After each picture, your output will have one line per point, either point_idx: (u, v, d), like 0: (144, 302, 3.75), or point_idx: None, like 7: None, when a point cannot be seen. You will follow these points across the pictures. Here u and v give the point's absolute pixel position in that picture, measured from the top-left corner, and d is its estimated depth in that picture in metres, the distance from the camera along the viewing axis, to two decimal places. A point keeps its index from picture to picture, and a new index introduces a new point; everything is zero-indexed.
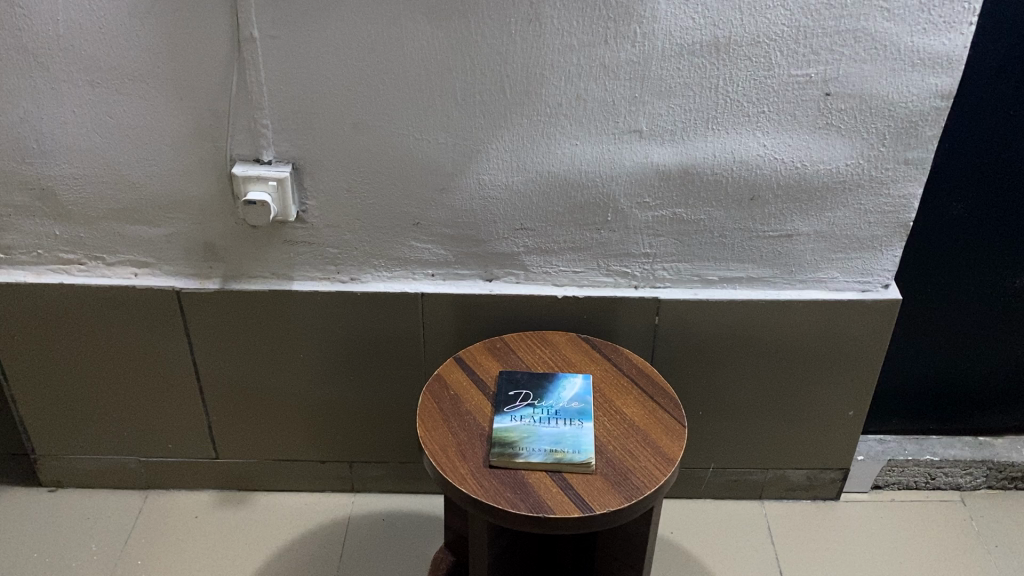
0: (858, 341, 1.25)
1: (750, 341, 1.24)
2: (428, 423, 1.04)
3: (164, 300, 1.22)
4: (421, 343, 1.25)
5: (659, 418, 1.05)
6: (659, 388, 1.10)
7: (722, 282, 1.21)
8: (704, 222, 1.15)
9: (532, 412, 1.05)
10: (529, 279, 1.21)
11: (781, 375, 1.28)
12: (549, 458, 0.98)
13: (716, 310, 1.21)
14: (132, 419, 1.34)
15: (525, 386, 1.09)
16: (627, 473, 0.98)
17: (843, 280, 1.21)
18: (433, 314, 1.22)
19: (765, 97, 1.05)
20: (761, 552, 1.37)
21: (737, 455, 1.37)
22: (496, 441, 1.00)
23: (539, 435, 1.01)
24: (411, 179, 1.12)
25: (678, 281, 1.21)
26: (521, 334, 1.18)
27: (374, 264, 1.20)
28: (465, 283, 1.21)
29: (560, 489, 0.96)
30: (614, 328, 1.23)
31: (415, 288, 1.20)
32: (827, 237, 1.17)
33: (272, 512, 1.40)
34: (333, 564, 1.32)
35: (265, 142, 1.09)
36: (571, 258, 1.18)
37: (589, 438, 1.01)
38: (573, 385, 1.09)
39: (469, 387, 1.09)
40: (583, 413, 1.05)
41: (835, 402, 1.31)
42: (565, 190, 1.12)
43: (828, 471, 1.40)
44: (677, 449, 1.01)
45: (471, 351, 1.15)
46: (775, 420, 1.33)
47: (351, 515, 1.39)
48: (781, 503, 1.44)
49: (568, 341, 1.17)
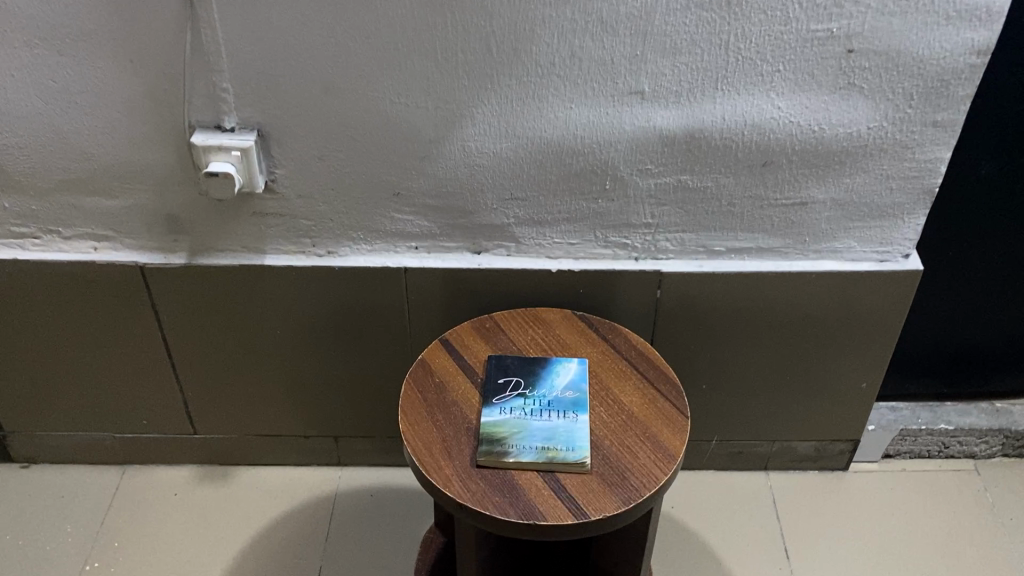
0: (874, 313, 1.16)
1: (759, 314, 1.16)
2: (412, 416, 0.96)
3: (127, 275, 1.13)
4: (406, 318, 1.17)
5: (660, 408, 0.98)
6: (660, 372, 1.02)
7: (730, 253, 1.11)
8: (711, 190, 1.05)
9: (522, 403, 0.97)
10: (521, 252, 1.12)
11: (791, 347, 1.20)
12: (541, 457, 0.91)
13: (722, 283, 1.13)
14: (103, 395, 1.27)
15: (515, 372, 1.01)
16: (624, 472, 0.91)
17: (859, 250, 1.11)
18: (418, 289, 1.13)
19: (780, 54, 0.94)
20: (765, 530, 1.31)
21: (742, 427, 1.31)
22: (484, 439, 0.93)
23: (529, 430, 0.94)
24: (391, 147, 1.02)
25: (682, 252, 1.12)
26: (512, 313, 1.09)
27: (353, 237, 1.10)
28: (452, 256, 1.12)
29: (552, 493, 0.89)
30: (613, 302, 1.15)
31: (397, 263, 1.12)
32: (845, 205, 1.07)
33: (255, 488, 1.34)
34: (319, 546, 1.27)
35: (226, 108, 0.98)
36: (565, 229, 1.09)
37: (584, 433, 0.94)
38: (567, 371, 1.01)
39: (455, 373, 1.01)
40: (578, 404, 0.97)
41: (846, 374, 1.24)
42: (559, 157, 1.02)
43: (837, 443, 1.33)
44: (679, 445, 0.94)
45: (458, 331, 1.07)
46: (782, 392, 1.26)
47: (337, 492, 1.33)
48: (786, 475, 1.38)
49: (562, 319, 1.09)
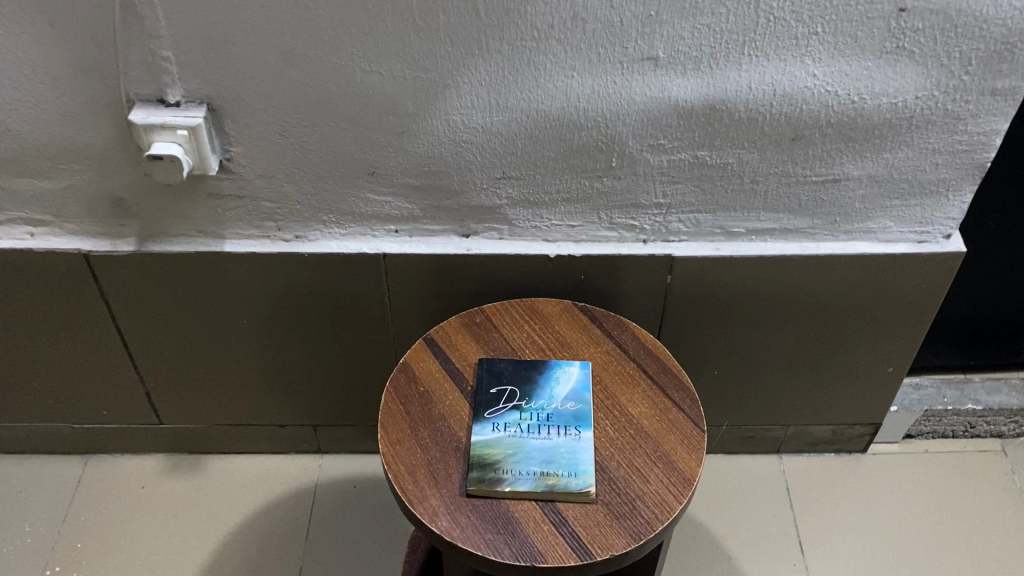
0: (908, 297, 1.05)
1: (780, 299, 1.04)
2: (393, 434, 0.85)
3: (70, 264, 1.00)
4: (387, 306, 1.05)
5: (673, 421, 0.87)
6: (672, 376, 0.91)
7: (750, 234, 0.99)
8: (732, 166, 0.92)
9: (517, 418, 0.86)
10: (514, 236, 0.99)
11: (813, 332, 1.09)
12: (539, 486, 0.81)
13: (741, 268, 1.00)
14: (57, 386, 1.15)
15: (509, 380, 0.89)
16: (633, 500, 0.81)
17: (896, 230, 0.99)
18: (399, 276, 1.01)
19: (820, 14, 0.79)
20: (779, 520, 1.22)
21: (755, 412, 1.20)
22: (475, 463, 0.82)
23: (527, 452, 0.83)
24: (363, 122, 0.88)
25: (696, 234, 0.99)
26: (505, 305, 0.97)
27: (323, 220, 0.97)
28: (437, 240, 0.99)
29: (552, 527, 0.79)
30: (617, 289, 1.03)
31: (375, 249, 0.99)
32: (883, 182, 0.94)
33: (230, 479, 1.24)
34: (299, 545, 1.17)
35: (169, 80, 0.84)
36: (565, 210, 0.96)
37: (587, 455, 0.83)
38: (568, 378, 0.90)
39: (442, 380, 0.90)
40: (580, 419, 0.86)
41: (872, 358, 1.13)
42: (557, 132, 0.89)
43: (857, 426, 1.23)
44: (695, 465, 0.83)
45: (444, 328, 0.95)
46: (801, 376, 1.15)
47: (318, 483, 1.24)
48: (801, 458, 1.29)
49: (562, 312, 0.97)
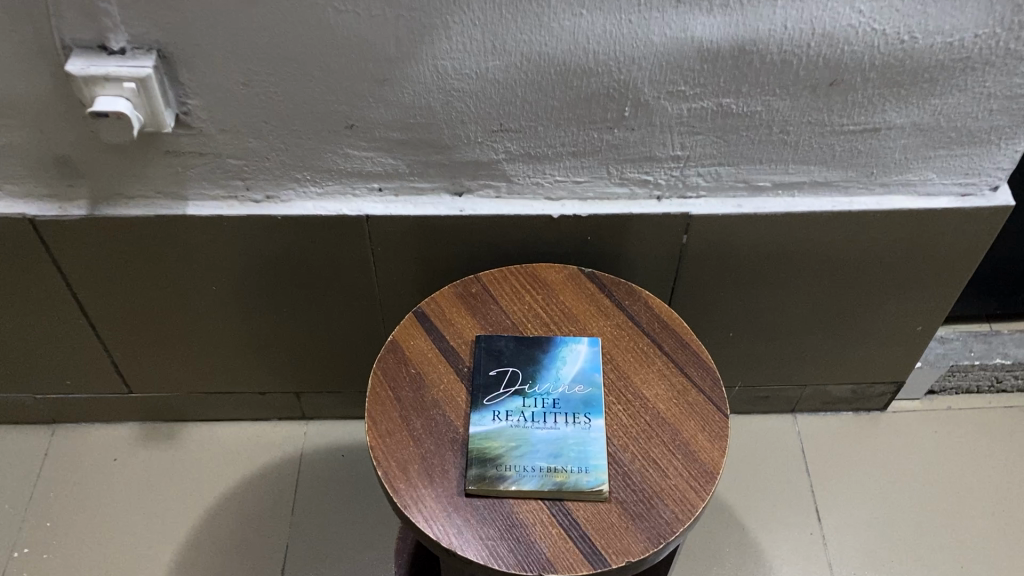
0: (946, 254, 0.95)
1: (805, 257, 0.95)
2: (383, 427, 0.76)
3: (15, 229, 0.89)
4: (372, 271, 0.95)
5: (692, 405, 0.78)
6: (690, 353, 0.82)
7: (777, 188, 0.89)
8: (760, 114, 0.81)
9: (520, 405, 0.78)
10: (513, 193, 0.89)
11: (839, 291, 1.00)
12: (547, 484, 0.72)
13: (764, 225, 0.91)
14: (13, 356, 1.06)
15: (511, 361, 0.80)
16: (650, 497, 0.73)
17: (938, 183, 0.89)
18: (384, 239, 0.91)
19: None
20: (793, 485, 1.15)
21: (771, 372, 1.12)
22: (474, 458, 0.74)
23: (531, 445, 0.75)
24: (339, 70, 0.76)
25: (716, 190, 0.89)
26: (503, 272, 0.88)
27: (297, 178, 0.86)
28: (426, 200, 0.89)
29: (561, 531, 0.70)
30: (627, 250, 0.93)
31: (357, 210, 0.88)
32: (928, 130, 0.83)
33: (209, 449, 1.16)
34: (285, 520, 1.10)
35: (109, 23, 0.72)
36: (570, 165, 0.85)
37: (599, 447, 0.75)
38: (576, 357, 0.81)
39: (434, 361, 0.81)
40: (591, 405, 0.78)
41: (900, 317, 1.04)
42: (563, 79, 0.77)
43: (879, 385, 1.16)
44: (718, 456, 0.75)
45: (436, 300, 0.85)
46: (822, 335, 1.07)
47: (303, 452, 1.16)
48: (816, 418, 1.21)
49: (567, 280, 0.87)
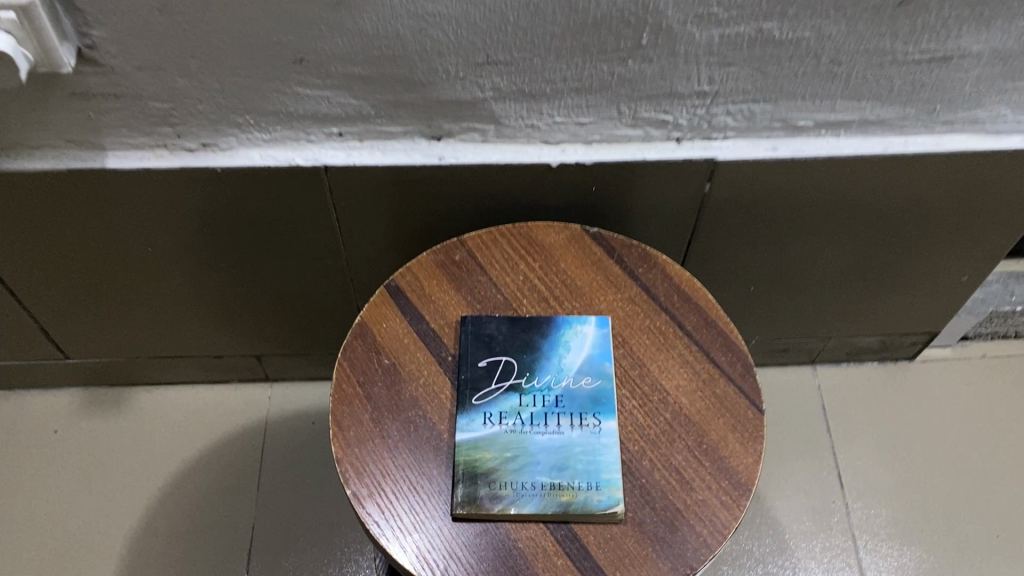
0: (1009, 200, 0.82)
1: (844, 206, 0.81)
2: (351, 433, 0.64)
3: None
4: (336, 226, 0.81)
5: (721, 399, 0.66)
6: (717, 333, 0.69)
7: (819, 128, 0.74)
8: (809, 42, 0.65)
9: (517, 404, 0.65)
10: (502, 136, 0.73)
11: (880, 240, 0.87)
12: (549, 506, 0.61)
13: (801, 171, 0.76)
14: None
15: (504, 350, 0.67)
16: (673, 518, 0.61)
17: (1011, 120, 0.74)
18: (347, 191, 0.76)
19: None
20: (813, 444, 1.04)
21: (791, 322, 1.00)
22: (462, 473, 0.62)
23: (530, 455, 0.63)
24: None
25: (746, 130, 0.74)
26: (493, 233, 0.73)
27: (238, 122, 0.71)
28: (397, 146, 0.73)
29: (568, 562, 0.59)
30: (638, 200, 0.78)
31: (314, 159, 0.73)
32: (1010, 59, 0.68)
33: (162, 416, 1.04)
34: (250, 497, 0.99)
35: None
36: (572, 103, 0.70)
37: (611, 456, 0.63)
38: (582, 342, 0.68)
39: (412, 347, 0.67)
40: (600, 403, 0.65)
41: (944, 266, 0.91)
42: (566, 1, 0.60)
43: (911, 335, 1.04)
44: (752, 463, 0.63)
45: (413, 269, 0.71)
46: (854, 285, 0.94)
47: (269, 419, 1.04)
48: (836, 369, 1.10)
49: (568, 242, 0.73)
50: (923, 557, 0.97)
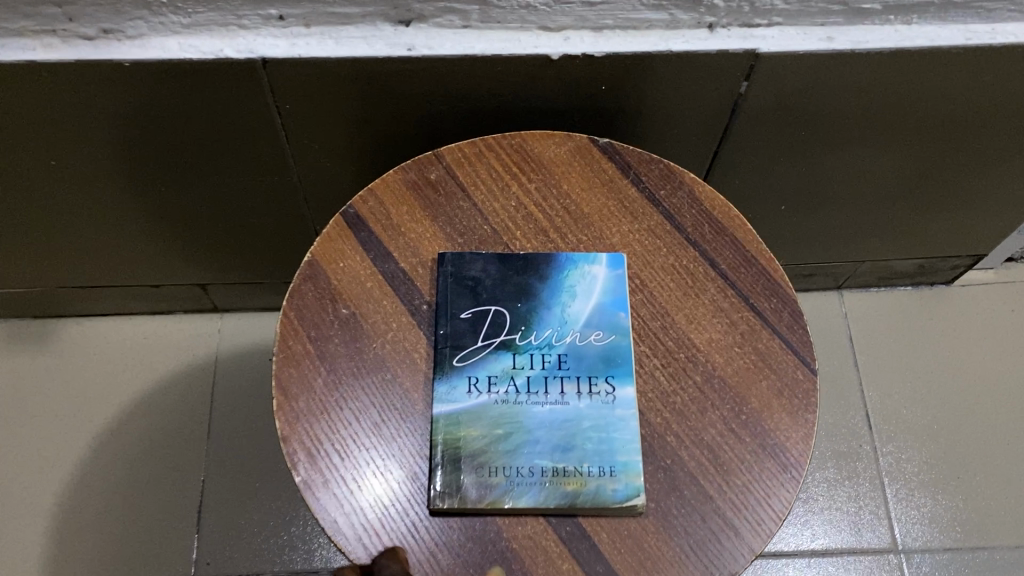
0: None
1: (906, 110, 0.67)
2: (300, 404, 0.50)
3: None
4: (283, 134, 0.65)
5: (763, 356, 0.53)
6: (757, 274, 0.55)
7: (888, 12, 0.59)
8: None
9: (510, 367, 0.51)
10: (488, 21, 0.57)
11: (939, 151, 0.72)
12: (552, 498, 0.48)
13: (861, 67, 0.61)
14: None
15: (493, 297, 0.53)
16: (705, 509, 0.49)
17: None
18: (294, 90, 0.60)
19: None
20: (838, 381, 0.93)
21: (821, 243, 0.87)
22: (441, 457, 0.48)
23: (529, 433, 0.50)
24: None
25: (798, 13, 0.58)
26: (477, 145, 0.58)
27: (146, 2, 0.54)
28: (355, 33, 0.58)
29: (575, 566, 0.47)
30: (657, 103, 0.63)
31: (248, 51, 0.57)
32: None
33: (96, 353, 0.90)
34: (200, 447, 0.86)
35: None
36: None
37: (629, 433, 0.50)
38: (591, 287, 0.54)
39: (377, 292, 0.53)
40: (614, 365, 0.52)
41: (1008, 181, 0.78)
42: None
43: (953, 258, 0.92)
44: (803, 438, 0.51)
45: (378, 192, 0.56)
46: (900, 203, 0.80)
47: (219, 355, 0.90)
48: (866, 295, 0.98)
49: (572, 157, 0.58)
50: (958, 506, 0.87)
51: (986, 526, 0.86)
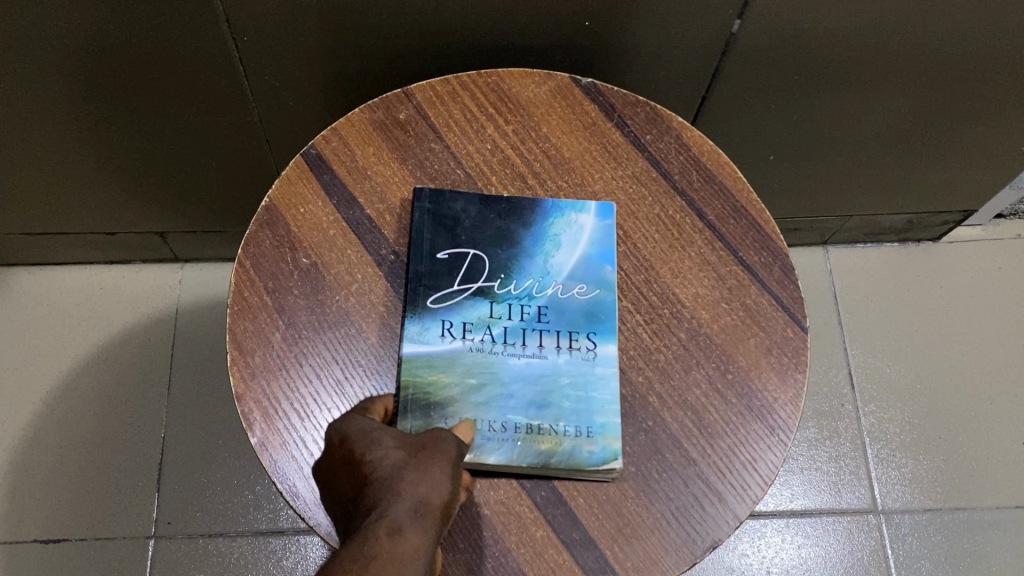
0: None
1: (906, 54, 0.63)
2: (256, 359, 0.46)
3: None
4: (241, 69, 0.61)
5: (751, 313, 0.50)
6: (747, 226, 0.52)
7: None
8: None
9: (488, 316, 0.48)
10: None
11: (937, 99, 0.69)
12: (524, 457, 0.45)
13: (862, 6, 0.57)
14: None
15: (471, 240, 0.49)
16: (687, 473, 0.46)
17: None
18: (253, 20, 0.56)
19: None
20: (821, 339, 0.90)
21: (810, 196, 0.84)
22: (410, 401, 0.45)
23: (504, 387, 0.46)
24: None
25: None
26: (451, 83, 0.54)
27: None
28: None
29: (550, 534, 0.44)
30: (644, 41, 0.59)
31: None
32: None
33: (51, 303, 0.86)
34: (160, 402, 0.83)
35: None
36: None
37: (609, 394, 0.47)
38: (578, 237, 0.50)
39: (339, 239, 0.49)
40: (597, 321, 0.49)
41: (1006, 132, 0.74)
42: None
43: (943, 213, 0.89)
44: (792, 400, 0.48)
45: (343, 132, 0.52)
46: (893, 154, 0.77)
47: (180, 307, 0.86)
48: (852, 251, 0.95)
49: (552, 99, 0.55)
50: (939, 468, 0.85)
51: (967, 486, 0.84)
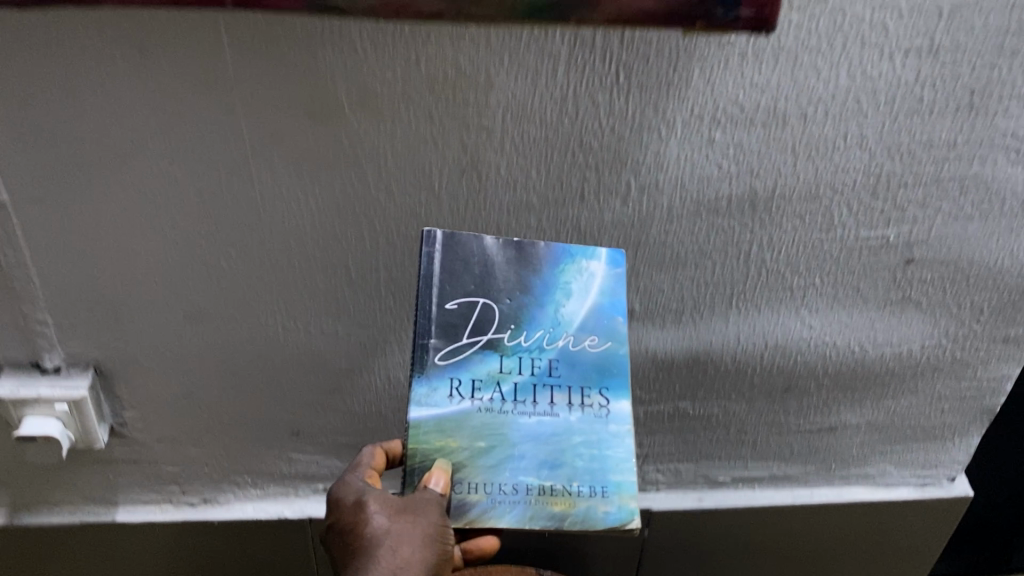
0: (913, 543, 0.93)
1: (770, 549, 0.92)
2: None
3: None
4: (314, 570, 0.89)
5: None
6: None
7: (736, 482, 0.87)
8: (716, 417, 0.81)
9: (498, 370, 0.53)
10: None
11: None
12: (536, 517, 0.50)
13: (724, 519, 0.88)
14: None
15: (482, 290, 0.54)
16: None
17: (898, 476, 0.88)
18: None
19: (818, 265, 0.69)
20: None
21: None
22: (416, 476, 0.50)
23: (514, 445, 0.51)
24: (287, 380, 0.74)
25: (675, 484, 0.87)
26: None
27: (239, 481, 0.82)
28: None
29: None
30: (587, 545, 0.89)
31: (300, 511, 0.84)
32: (883, 429, 0.83)
33: None
34: None
35: (45, 344, 0.68)
36: None
37: (621, 450, 0.53)
38: (587, 285, 0.57)
39: None
40: (608, 376, 0.55)
41: None
42: None
43: None
44: None
45: None
46: None
47: None
48: None
49: None
50: None
51: None
